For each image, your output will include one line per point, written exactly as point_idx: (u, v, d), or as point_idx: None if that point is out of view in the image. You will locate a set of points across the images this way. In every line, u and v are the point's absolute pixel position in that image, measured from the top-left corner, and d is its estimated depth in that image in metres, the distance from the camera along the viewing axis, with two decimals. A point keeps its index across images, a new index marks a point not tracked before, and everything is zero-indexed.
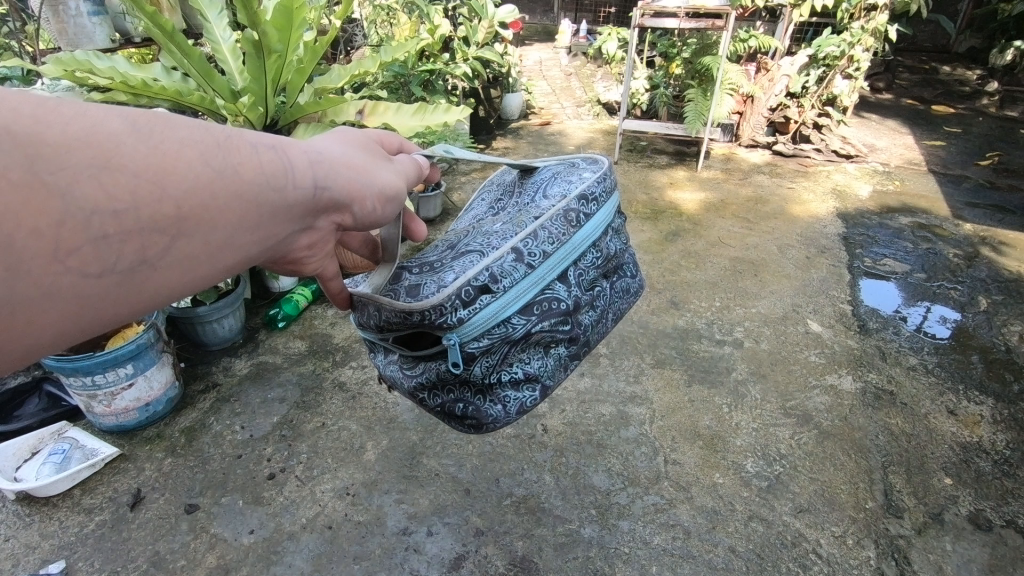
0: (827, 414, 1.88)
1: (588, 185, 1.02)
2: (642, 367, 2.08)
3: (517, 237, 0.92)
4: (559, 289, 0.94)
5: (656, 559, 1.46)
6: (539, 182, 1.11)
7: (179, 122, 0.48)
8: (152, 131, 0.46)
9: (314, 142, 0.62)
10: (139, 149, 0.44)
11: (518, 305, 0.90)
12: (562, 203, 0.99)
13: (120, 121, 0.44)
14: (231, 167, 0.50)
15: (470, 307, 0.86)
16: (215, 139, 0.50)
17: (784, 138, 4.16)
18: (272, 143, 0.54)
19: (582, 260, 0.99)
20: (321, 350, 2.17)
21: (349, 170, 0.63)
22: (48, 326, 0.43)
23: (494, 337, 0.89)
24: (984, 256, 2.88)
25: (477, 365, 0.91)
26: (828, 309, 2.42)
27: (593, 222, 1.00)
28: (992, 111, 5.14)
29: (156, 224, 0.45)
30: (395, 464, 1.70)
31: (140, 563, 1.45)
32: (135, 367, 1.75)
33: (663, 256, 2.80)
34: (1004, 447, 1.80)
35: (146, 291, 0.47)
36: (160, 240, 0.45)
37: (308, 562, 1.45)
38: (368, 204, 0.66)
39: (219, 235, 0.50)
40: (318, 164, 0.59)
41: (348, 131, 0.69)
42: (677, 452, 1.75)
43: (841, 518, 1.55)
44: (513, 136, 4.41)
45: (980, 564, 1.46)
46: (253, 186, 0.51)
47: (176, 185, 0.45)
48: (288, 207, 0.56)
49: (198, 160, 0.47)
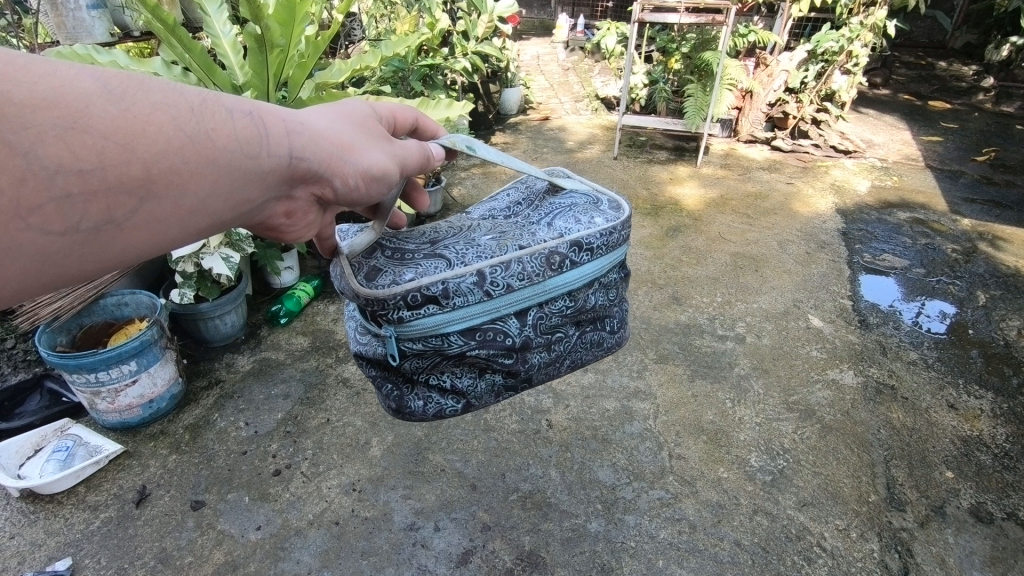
0: (829, 409, 1.90)
1: (585, 237, 0.98)
2: (644, 363, 2.08)
3: (489, 263, 0.91)
4: (511, 324, 0.95)
5: (662, 553, 1.47)
6: (556, 208, 1.12)
7: (153, 86, 0.52)
8: (122, 94, 0.50)
9: (301, 112, 0.66)
10: (108, 110, 0.48)
11: (462, 325, 0.92)
12: (550, 244, 0.96)
13: (92, 83, 0.48)
14: (203, 132, 0.54)
15: (413, 311, 0.89)
16: (189, 104, 0.54)
17: (783, 134, 4.19)
18: (246, 110, 0.58)
19: (548, 305, 0.98)
20: (323, 346, 2.17)
21: (332, 144, 0.67)
22: (11, 280, 0.47)
23: (428, 345, 0.93)
24: (982, 251, 2.90)
25: (404, 360, 0.95)
26: (828, 304, 2.44)
27: (576, 272, 0.98)
28: (989, 107, 5.16)
29: (124, 185, 0.49)
30: (401, 460, 1.70)
31: (148, 560, 1.44)
32: (139, 363, 1.74)
33: (663, 252, 2.80)
34: (1003, 440, 1.81)
35: (112, 249, 0.52)
36: (127, 201, 0.50)
37: (316, 558, 1.45)
38: (350, 181, 0.70)
39: (189, 199, 0.54)
40: (298, 135, 0.63)
41: (347, 108, 0.73)
42: (681, 447, 1.75)
43: (844, 511, 1.56)
44: (513, 131, 4.41)
45: (981, 556, 1.47)
46: (228, 151, 0.56)
47: (144, 148, 0.49)
48: (264, 174, 0.60)
49: (169, 124, 0.51)
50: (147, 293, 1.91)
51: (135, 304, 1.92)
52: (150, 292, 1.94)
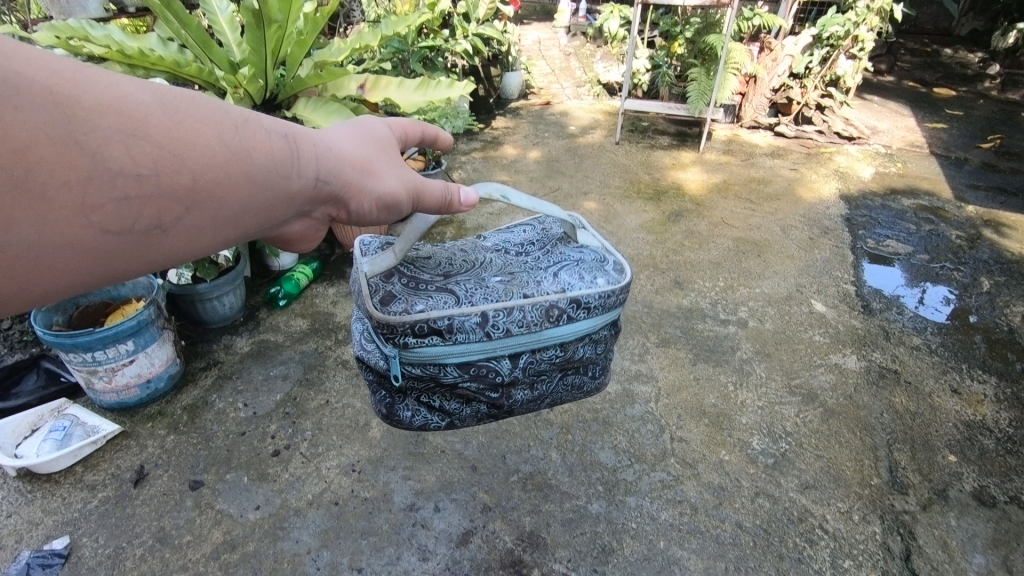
0: (831, 392, 1.89)
1: (587, 293, 0.95)
2: (646, 346, 2.07)
3: (492, 307, 0.90)
4: (503, 364, 0.94)
5: (664, 534, 1.46)
6: (564, 258, 1.08)
7: (205, 101, 0.49)
8: (179, 106, 0.46)
9: (330, 134, 0.63)
10: (165, 121, 0.45)
11: (459, 359, 0.92)
12: (551, 296, 0.93)
13: (150, 92, 0.45)
14: (251, 150, 0.51)
15: (418, 339, 0.90)
16: (238, 121, 0.50)
17: (786, 120, 4.14)
18: (287, 132, 0.55)
19: (541, 351, 0.95)
20: (323, 329, 2.15)
21: (357, 168, 0.65)
22: (57, 277, 0.43)
23: (426, 371, 0.93)
24: (986, 237, 2.88)
25: (403, 381, 0.96)
26: (831, 290, 2.42)
27: (572, 327, 0.95)
28: (994, 94, 5.11)
29: (173, 195, 0.46)
30: (401, 441, 1.69)
31: (145, 539, 1.43)
32: (136, 343, 1.73)
33: (665, 236, 2.78)
34: (1006, 425, 1.80)
35: (151, 256, 0.48)
36: (174, 209, 0.46)
37: (316, 537, 1.44)
38: (370, 206, 0.68)
39: (228, 212, 0.50)
40: (331, 159, 0.61)
41: (370, 128, 0.70)
42: (682, 430, 1.74)
43: (847, 494, 1.56)
44: (514, 115, 4.37)
45: (984, 539, 1.47)
46: (269, 168, 0.53)
47: (196, 159, 0.46)
48: (298, 197, 0.57)
49: (221, 139, 0.48)
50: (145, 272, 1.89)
51: (133, 284, 1.90)
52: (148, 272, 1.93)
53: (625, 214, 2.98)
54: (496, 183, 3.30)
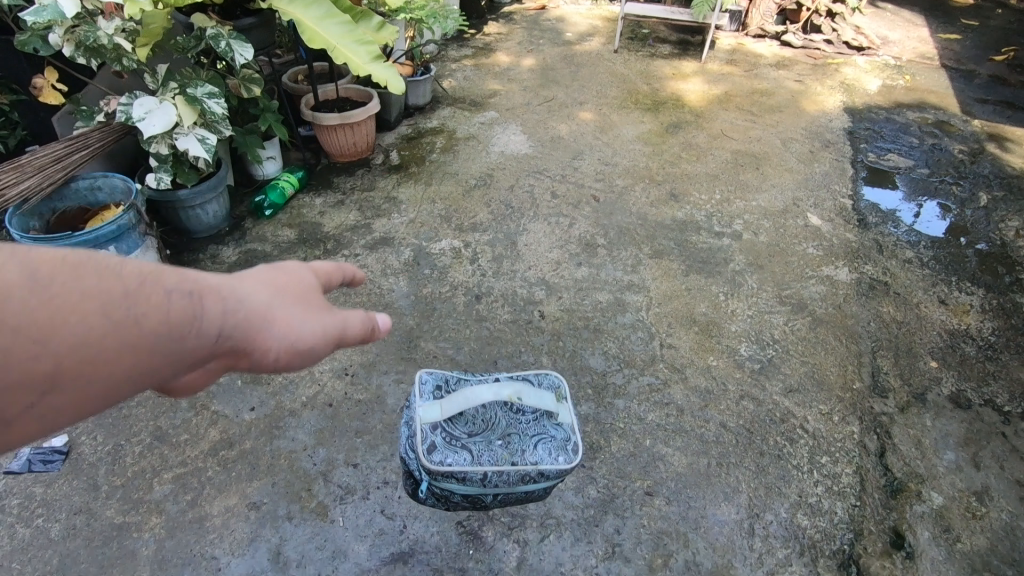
0: (821, 302, 1.90)
1: (556, 455, 1.12)
2: (639, 257, 2.05)
3: (485, 470, 1.09)
4: (488, 497, 1.16)
5: (650, 433, 1.50)
6: (540, 423, 1.21)
7: (87, 262, 0.38)
8: (51, 277, 0.36)
9: (240, 282, 0.46)
10: (12, 303, 0.34)
11: (461, 492, 1.13)
12: (531, 465, 1.11)
13: (13, 268, 0.35)
14: (133, 320, 0.39)
15: (441, 475, 1.09)
16: (124, 287, 0.39)
17: (795, 28, 3.93)
18: (185, 292, 0.42)
19: (514, 494, 1.16)
20: (311, 238, 2.11)
21: (271, 322, 0.47)
22: None
23: (442, 491, 1.15)
24: (988, 152, 2.81)
25: (423, 491, 1.19)
26: (828, 203, 2.39)
27: (539, 486, 1.14)
28: (1014, 3, 4.84)
29: (20, 385, 0.35)
30: (393, 348, 1.70)
31: (143, 437, 1.46)
32: (118, 249, 1.68)
33: (663, 148, 2.70)
34: (989, 334, 1.83)
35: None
36: (28, 398, 0.36)
37: (312, 436, 1.47)
38: (283, 362, 0.49)
39: (99, 390, 0.39)
40: (232, 316, 0.45)
41: (297, 276, 0.52)
42: (672, 337, 1.76)
43: (829, 397, 1.60)
44: (507, 20, 4.11)
45: (957, 437, 1.52)
46: (147, 334, 0.39)
47: (61, 343, 0.36)
48: (186, 361, 0.43)
49: (101, 310, 0.37)
50: (122, 177, 1.81)
51: (110, 189, 1.82)
52: (124, 177, 1.84)
53: (622, 125, 2.87)
54: (488, 92, 3.15)
